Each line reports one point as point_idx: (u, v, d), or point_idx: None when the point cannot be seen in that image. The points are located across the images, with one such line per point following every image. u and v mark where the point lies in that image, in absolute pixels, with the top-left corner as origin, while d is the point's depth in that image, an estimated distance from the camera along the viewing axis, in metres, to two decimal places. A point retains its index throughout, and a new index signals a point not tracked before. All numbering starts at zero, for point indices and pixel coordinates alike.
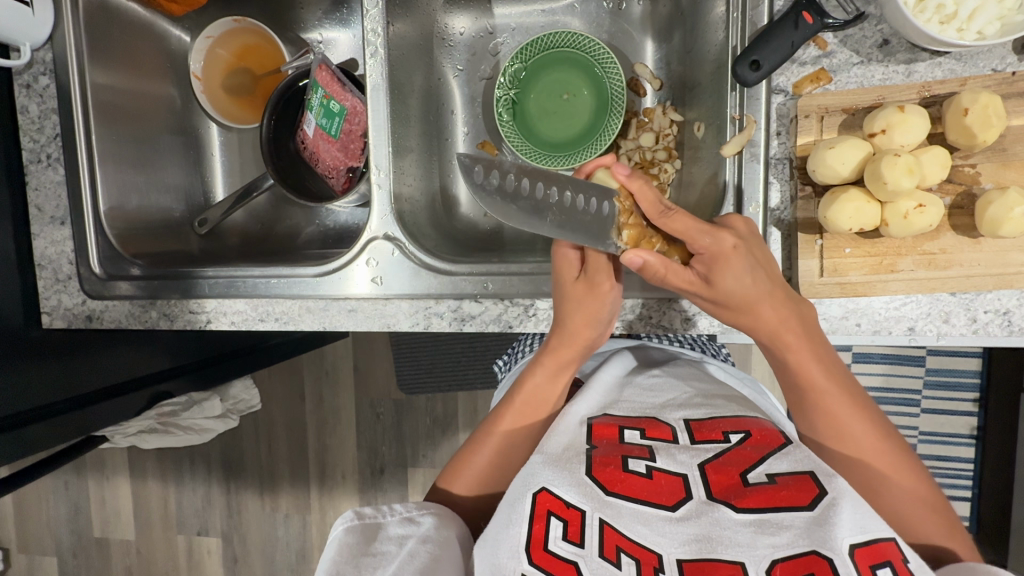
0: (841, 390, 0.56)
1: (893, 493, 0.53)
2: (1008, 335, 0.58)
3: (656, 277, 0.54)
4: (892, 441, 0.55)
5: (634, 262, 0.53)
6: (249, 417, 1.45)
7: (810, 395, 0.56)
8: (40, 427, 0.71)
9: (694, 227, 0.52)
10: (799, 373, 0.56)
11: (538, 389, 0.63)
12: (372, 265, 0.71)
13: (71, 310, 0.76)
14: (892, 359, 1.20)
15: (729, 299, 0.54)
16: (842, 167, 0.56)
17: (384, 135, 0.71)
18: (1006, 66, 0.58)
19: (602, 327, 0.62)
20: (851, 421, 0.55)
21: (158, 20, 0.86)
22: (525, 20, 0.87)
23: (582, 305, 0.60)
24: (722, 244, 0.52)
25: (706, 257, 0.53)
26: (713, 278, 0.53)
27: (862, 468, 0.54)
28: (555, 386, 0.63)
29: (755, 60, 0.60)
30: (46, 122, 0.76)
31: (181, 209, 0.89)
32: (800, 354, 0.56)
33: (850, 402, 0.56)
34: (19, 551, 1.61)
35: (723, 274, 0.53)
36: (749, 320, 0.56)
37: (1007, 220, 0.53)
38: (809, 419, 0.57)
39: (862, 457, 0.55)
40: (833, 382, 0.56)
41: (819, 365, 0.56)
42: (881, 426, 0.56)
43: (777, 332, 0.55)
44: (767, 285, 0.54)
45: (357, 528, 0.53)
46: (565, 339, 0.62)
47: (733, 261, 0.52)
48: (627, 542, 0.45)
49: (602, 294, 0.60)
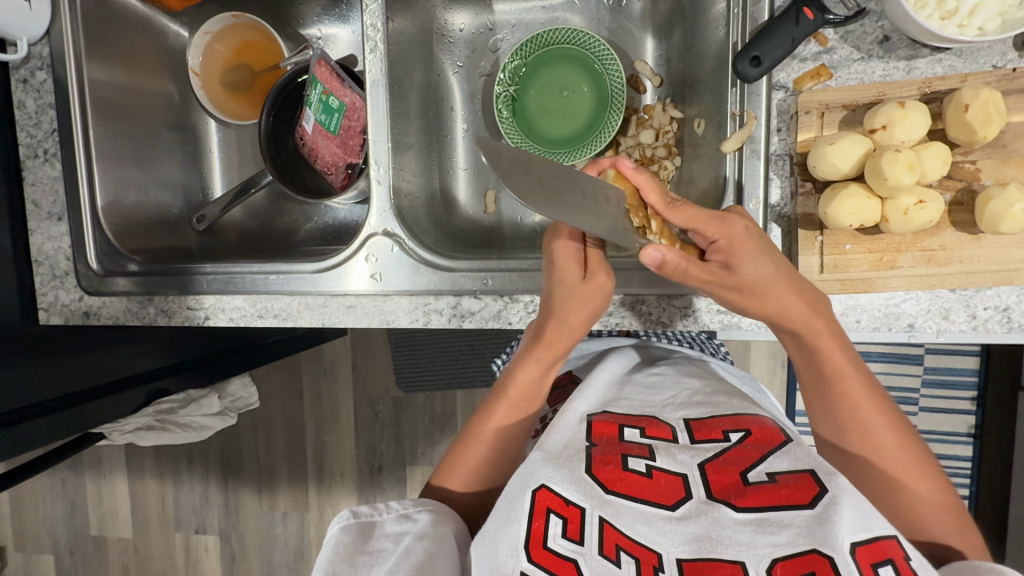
0: (864, 383, 0.56)
1: (911, 488, 0.53)
2: (1008, 332, 0.58)
3: (676, 273, 0.52)
4: (910, 437, 0.56)
5: (654, 258, 0.50)
6: (247, 415, 1.45)
7: (835, 386, 0.56)
8: (37, 423, 0.70)
9: (704, 214, 0.52)
10: (825, 363, 0.56)
11: (532, 382, 0.63)
12: (371, 261, 0.71)
13: (66, 307, 0.76)
14: (890, 358, 1.20)
15: (751, 287, 0.54)
16: (842, 164, 0.56)
17: (383, 130, 0.71)
18: (1006, 63, 0.58)
19: (592, 316, 0.61)
20: (875, 417, 0.55)
21: (156, 15, 0.85)
22: (524, 16, 0.86)
23: (577, 306, 0.59)
24: (735, 228, 0.53)
25: (722, 244, 0.53)
26: (735, 263, 0.53)
27: (879, 463, 0.55)
28: (545, 377, 0.63)
29: (755, 56, 0.60)
30: (43, 117, 0.75)
31: (180, 206, 0.89)
32: (829, 347, 0.56)
33: (876, 399, 0.56)
34: (15, 549, 1.60)
35: (744, 258, 0.53)
36: (774, 310, 0.55)
37: (1007, 216, 0.53)
38: (830, 413, 0.57)
39: (881, 452, 0.55)
40: (858, 374, 0.56)
41: (847, 359, 0.56)
42: (899, 421, 0.56)
43: (805, 321, 0.55)
44: (784, 271, 0.54)
45: (353, 528, 0.52)
46: (563, 335, 0.61)
47: (747, 244, 0.53)
48: (627, 541, 0.45)
49: (590, 289, 0.58)
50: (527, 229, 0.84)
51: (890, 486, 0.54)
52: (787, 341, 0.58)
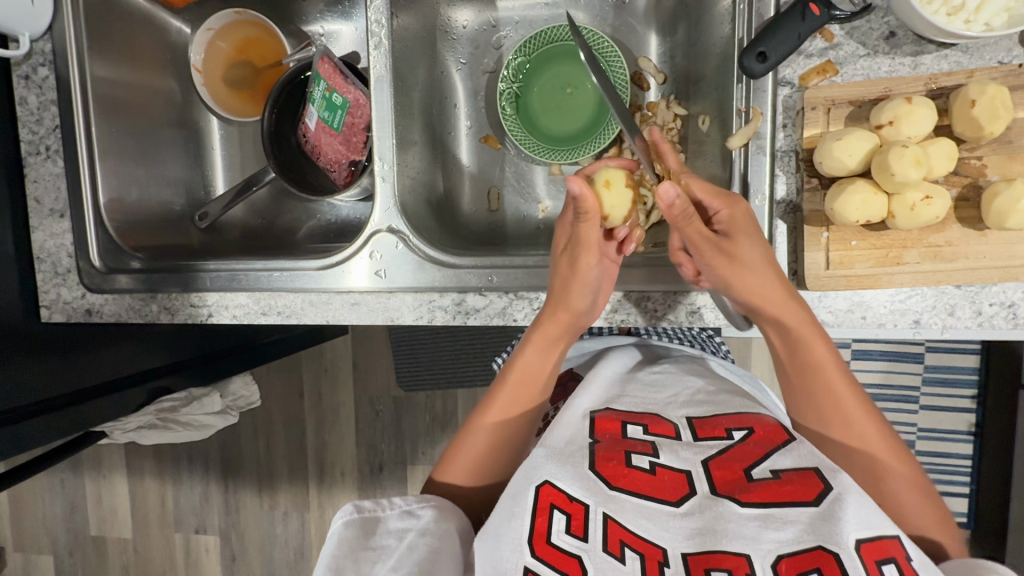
0: (845, 376, 0.57)
1: (897, 479, 0.54)
2: (1012, 328, 0.59)
3: (681, 219, 0.55)
4: (890, 429, 0.56)
5: (668, 195, 0.54)
6: (247, 415, 1.44)
7: (816, 378, 0.57)
8: (39, 422, 0.70)
9: (713, 188, 0.58)
10: (807, 355, 0.57)
11: (531, 368, 0.63)
12: (374, 258, 0.71)
13: (69, 304, 0.76)
14: (892, 356, 1.20)
15: (744, 259, 0.56)
16: (849, 159, 0.56)
17: (388, 126, 0.71)
18: (1012, 59, 0.58)
19: (590, 303, 0.62)
20: (857, 409, 0.56)
21: (158, 11, 0.85)
22: (527, 13, 0.86)
23: (570, 283, 0.61)
24: (739, 207, 0.57)
25: (725, 218, 0.57)
26: (733, 236, 0.57)
27: (863, 454, 0.55)
28: (544, 362, 0.63)
29: (762, 51, 0.60)
30: (46, 113, 0.75)
31: (182, 203, 0.89)
32: (811, 339, 0.57)
33: (856, 392, 0.56)
34: (14, 550, 1.60)
35: (744, 233, 0.56)
36: (758, 293, 0.56)
37: (1014, 211, 0.53)
38: (811, 406, 0.57)
39: (864, 443, 0.55)
40: (839, 368, 0.57)
41: (829, 351, 0.57)
42: (878, 417, 0.56)
43: (790, 307, 0.56)
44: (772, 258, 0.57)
45: (356, 523, 0.52)
46: (552, 316, 0.62)
47: (748, 225, 0.57)
48: (631, 537, 0.45)
49: (583, 274, 0.60)
50: (532, 225, 0.84)
51: (876, 476, 0.54)
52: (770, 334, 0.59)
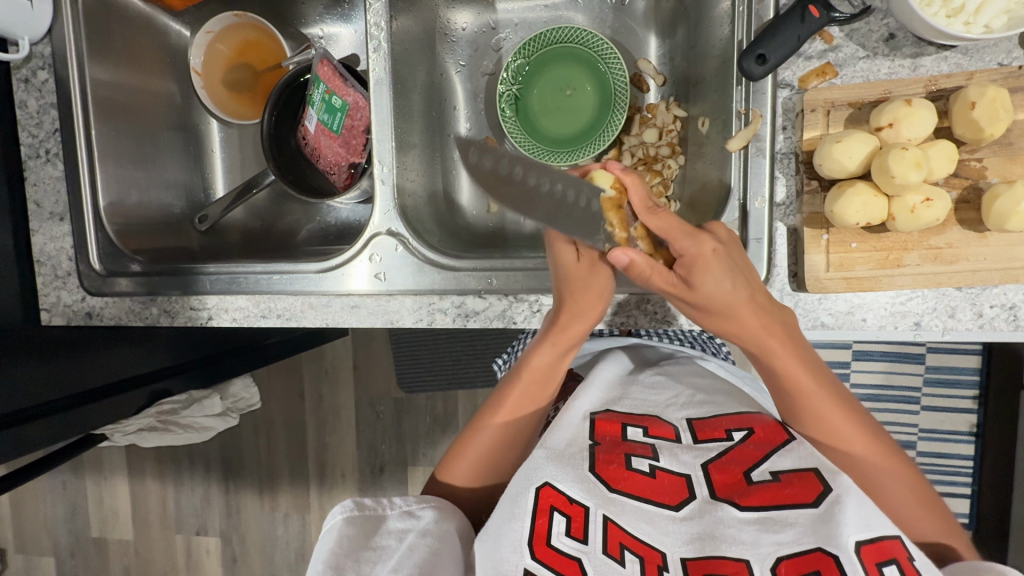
0: (830, 396, 0.55)
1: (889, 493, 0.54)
2: (1014, 330, 0.58)
3: (641, 277, 0.55)
4: (884, 441, 0.56)
5: (620, 261, 0.54)
6: (247, 416, 1.44)
7: (797, 401, 0.56)
8: (38, 424, 0.70)
9: (677, 226, 0.54)
10: (786, 380, 0.56)
11: (544, 369, 0.62)
12: (374, 261, 0.71)
13: (69, 307, 0.76)
14: (893, 357, 1.20)
15: (709, 303, 0.54)
16: (848, 161, 0.56)
17: (387, 129, 0.71)
18: (1012, 61, 0.58)
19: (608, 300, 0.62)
20: (844, 428, 0.55)
21: (158, 15, 0.85)
22: (527, 15, 0.86)
23: (590, 275, 0.60)
24: (702, 248, 0.53)
25: (686, 260, 0.54)
26: (693, 280, 0.54)
27: (855, 471, 0.55)
28: (557, 364, 0.62)
29: (761, 54, 0.60)
30: (45, 116, 0.75)
31: (182, 206, 0.88)
32: (787, 365, 0.55)
33: (843, 410, 0.55)
34: (16, 551, 1.60)
35: (704, 275, 0.53)
36: (731, 329, 0.56)
37: (1014, 213, 0.53)
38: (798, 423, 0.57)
39: (854, 460, 0.55)
40: (822, 389, 0.55)
41: (808, 373, 0.55)
42: (868, 428, 0.56)
43: (761, 339, 0.55)
44: (746, 292, 0.54)
45: (357, 520, 0.52)
46: (574, 318, 0.61)
47: (712, 263, 0.53)
48: (631, 540, 0.45)
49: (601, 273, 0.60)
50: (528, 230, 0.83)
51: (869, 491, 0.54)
52: (751, 359, 0.58)
